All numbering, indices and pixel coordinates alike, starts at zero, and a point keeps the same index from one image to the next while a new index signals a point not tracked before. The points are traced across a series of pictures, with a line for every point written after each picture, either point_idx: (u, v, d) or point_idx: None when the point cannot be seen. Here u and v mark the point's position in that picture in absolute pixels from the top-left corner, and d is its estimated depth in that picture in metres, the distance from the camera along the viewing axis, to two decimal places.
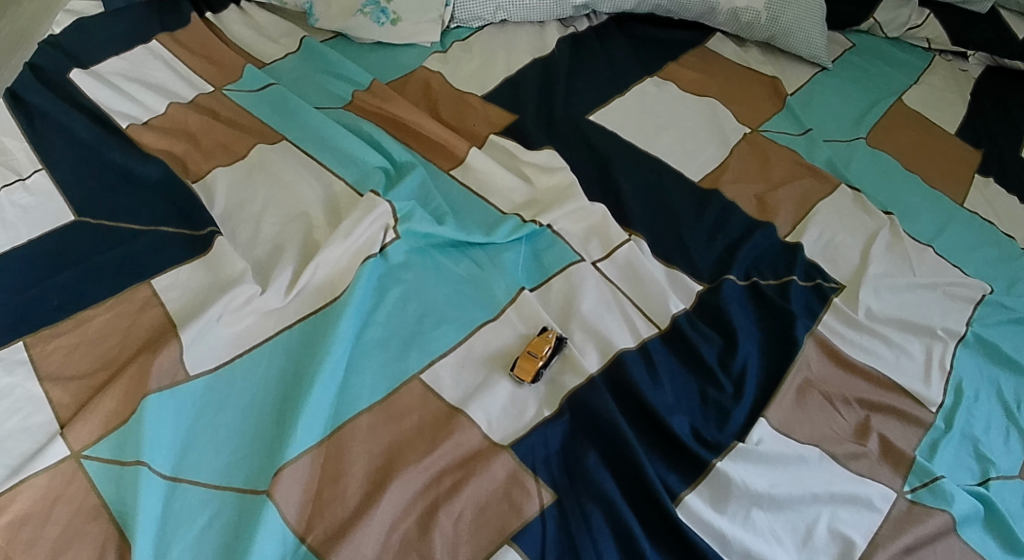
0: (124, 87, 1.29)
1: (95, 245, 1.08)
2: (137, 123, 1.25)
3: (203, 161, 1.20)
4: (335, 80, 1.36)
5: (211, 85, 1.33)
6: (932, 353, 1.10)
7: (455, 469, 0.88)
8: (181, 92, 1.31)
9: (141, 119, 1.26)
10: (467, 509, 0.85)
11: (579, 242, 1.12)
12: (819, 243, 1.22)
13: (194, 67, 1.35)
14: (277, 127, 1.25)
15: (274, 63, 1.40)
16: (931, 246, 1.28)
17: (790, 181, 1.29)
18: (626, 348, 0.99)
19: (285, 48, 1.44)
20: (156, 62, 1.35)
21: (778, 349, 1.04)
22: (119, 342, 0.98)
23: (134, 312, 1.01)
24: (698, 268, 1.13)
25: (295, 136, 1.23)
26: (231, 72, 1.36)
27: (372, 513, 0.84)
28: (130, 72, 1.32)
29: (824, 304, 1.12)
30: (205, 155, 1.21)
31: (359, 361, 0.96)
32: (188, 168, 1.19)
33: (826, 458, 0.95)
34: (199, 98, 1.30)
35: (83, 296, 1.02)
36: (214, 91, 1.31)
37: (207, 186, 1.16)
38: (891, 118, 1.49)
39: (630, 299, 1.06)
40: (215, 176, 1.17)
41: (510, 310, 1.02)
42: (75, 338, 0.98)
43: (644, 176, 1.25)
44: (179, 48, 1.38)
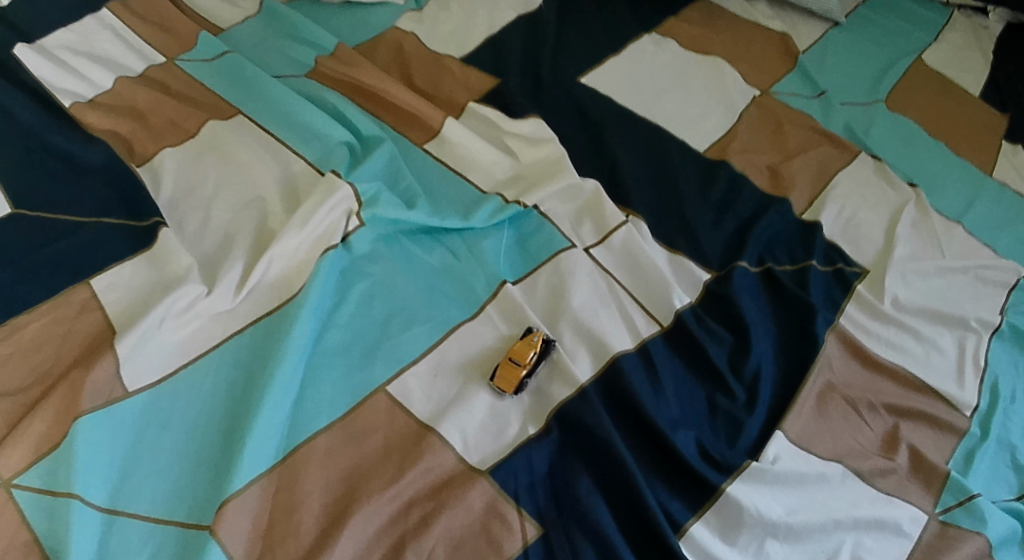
0: (71, 61, 1.14)
1: (30, 241, 0.94)
2: (82, 101, 1.10)
3: (150, 142, 1.06)
4: (298, 45, 1.22)
5: (163, 56, 1.18)
6: (965, 347, 0.98)
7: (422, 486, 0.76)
8: (132, 65, 1.16)
9: (87, 97, 1.11)
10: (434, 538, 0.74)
11: (570, 226, 0.99)
12: (838, 223, 1.08)
13: (145, 35, 1.20)
14: (233, 100, 1.11)
15: (232, 29, 1.26)
16: (961, 224, 1.15)
17: (806, 150, 1.16)
18: (624, 351, 0.86)
19: (244, 11, 1.29)
20: (105, 32, 1.19)
21: (795, 348, 0.92)
22: (55, 352, 0.86)
23: (71, 318, 0.88)
24: (705, 253, 0.99)
25: (252, 110, 1.09)
26: (186, 39, 1.21)
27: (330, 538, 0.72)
28: (78, 44, 1.17)
29: (846, 293, 0.99)
30: (154, 135, 1.07)
31: (318, 372, 0.84)
32: (134, 151, 1.05)
33: (849, 477, 0.84)
34: (151, 71, 1.15)
35: (15, 299, 0.89)
36: (166, 62, 1.17)
37: (154, 169, 1.03)
38: (912, 79, 1.35)
39: (629, 292, 0.93)
40: (163, 158, 1.03)
41: (490, 306, 0.90)
42: (6, 348, 0.86)
43: (643, 147, 1.11)
44: (129, 15, 1.22)
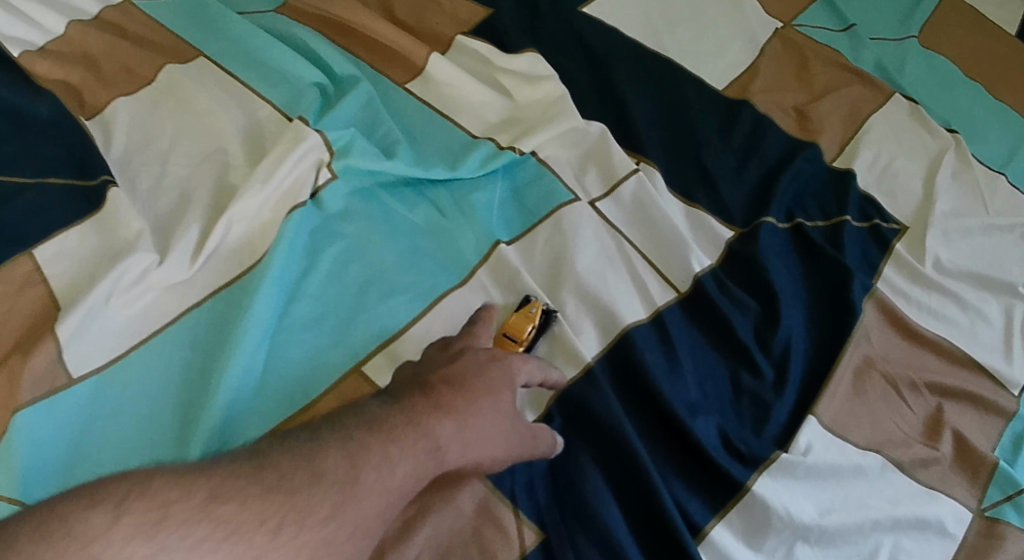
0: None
1: None
2: (34, 50, 0.95)
3: (103, 91, 0.93)
4: None
5: None
6: (1013, 317, 0.88)
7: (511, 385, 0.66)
8: (86, 6, 1.00)
9: (37, 46, 0.96)
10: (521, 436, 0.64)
11: (573, 175, 0.87)
12: (873, 170, 0.96)
13: None
14: (190, 39, 0.97)
15: None
16: (1004, 174, 1.04)
17: (836, 91, 1.02)
18: (636, 323, 0.75)
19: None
20: None
21: (830, 316, 0.80)
22: None
23: (9, 295, 0.75)
24: (727, 206, 0.86)
25: (214, 52, 0.95)
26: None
27: (479, 377, 0.63)
28: None
29: (884, 253, 0.89)
30: (108, 84, 0.94)
31: (285, 350, 0.72)
32: (84, 103, 0.92)
33: (888, 469, 0.73)
34: (106, 12, 1.00)
35: None
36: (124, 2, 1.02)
37: (106, 121, 0.90)
38: (945, 16, 1.23)
39: (640, 252, 0.81)
40: (115, 108, 0.91)
41: (482, 271, 0.78)
42: None
43: (656, 85, 0.96)
44: None
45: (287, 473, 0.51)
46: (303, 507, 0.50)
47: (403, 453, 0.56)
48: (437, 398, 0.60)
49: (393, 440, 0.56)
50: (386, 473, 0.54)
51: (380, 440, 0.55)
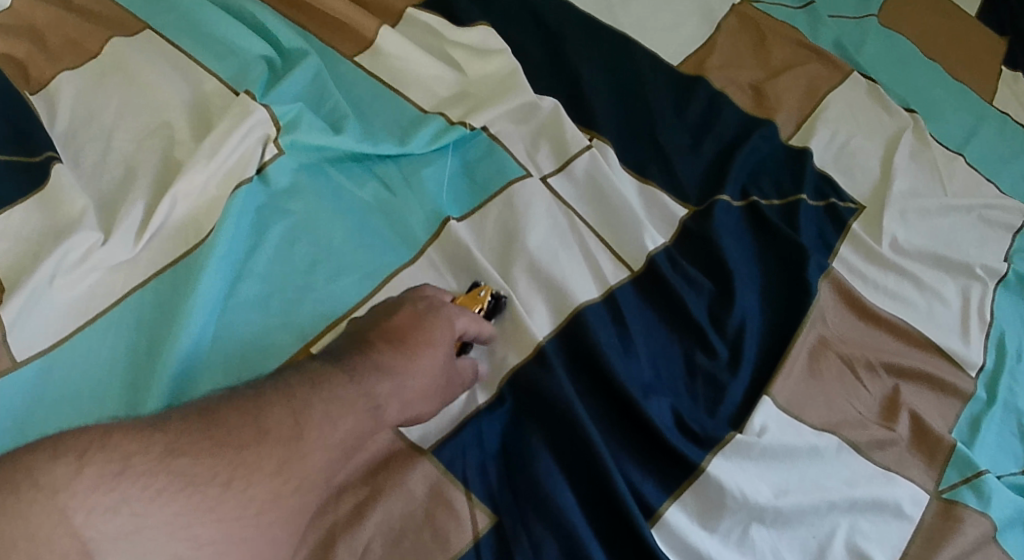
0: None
1: None
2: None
3: (47, 65, 0.90)
4: None
5: None
6: (970, 298, 0.88)
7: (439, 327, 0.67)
8: None
9: None
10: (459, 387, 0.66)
11: (526, 149, 0.85)
12: (829, 150, 0.95)
13: None
14: (141, 15, 0.93)
15: None
16: (962, 156, 1.04)
17: (793, 68, 1.01)
18: (589, 302, 0.73)
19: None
20: None
21: (785, 295, 0.79)
22: None
23: None
24: (681, 184, 0.85)
25: (161, 25, 0.92)
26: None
27: (420, 333, 0.65)
28: None
29: (840, 232, 0.88)
30: (54, 59, 0.90)
31: (231, 330, 0.70)
32: (29, 77, 0.89)
33: (845, 450, 0.73)
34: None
35: None
36: None
37: (51, 96, 0.87)
38: None
39: (592, 229, 0.79)
40: (59, 83, 0.87)
41: (431, 250, 0.76)
42: None
43: (608, 60, 0.93)
44: None
45: (233, 428, 0.54)
46: (251, 461, 0.53)
47: (345, 410, 0.58)
48: (376, 358, 0.62)
49: (336, 398, 0.58)
50: (329, 429, 0.57)
51: (323, 398, 0.58)
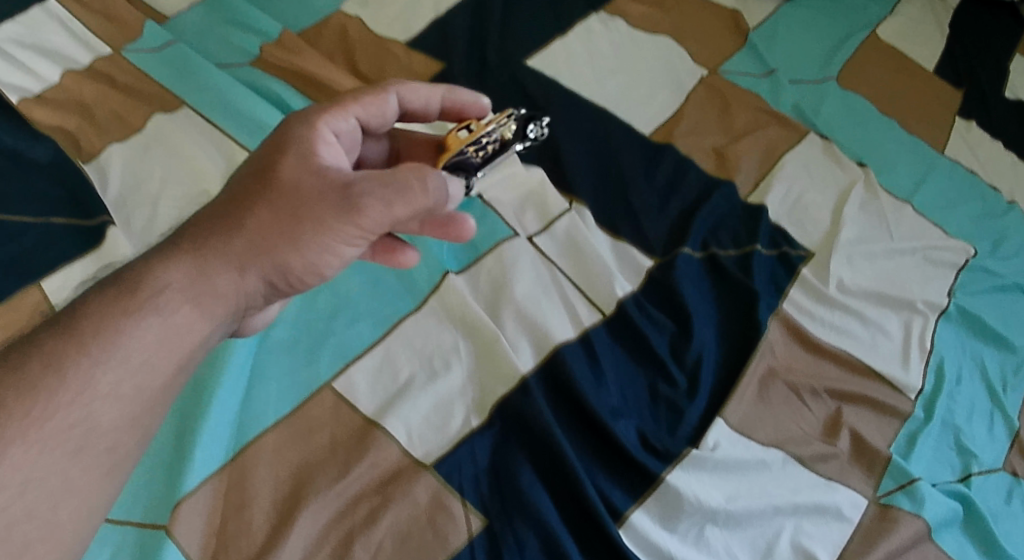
0: (16, 53, 1.09)
1: None
2: (30, 96, 1.06)
3: (97, 137, 1.03)
4: (239, 32, 1.18)
5: (109, 47, 1.13)
6: (911, 330, 1.00)
7: (350, 116, 0.78)
8: (77, 56, 1.12)
9: (32, 91, 1.07)
10: (345, 193, 0.70)
11: (512, 214, 0.98)
12: (785, 203, 1.09)
13: (93, 27, 1.15)
14: (176, 90, 1.09)
15: (176, 16, 1.21)
16: (910, 203, 1.16)
17: (753, 132, 1.15)
18: (566, 342, 0.86)
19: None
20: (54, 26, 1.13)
21: (738, 334, 0.93)
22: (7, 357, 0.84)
23: (22, 321, 0.87)
24: (648, 239, 0.99)
25: (195, 102, 1.07)
26: (129, 26, 1.17)
27: (233, 197, 0.72)
28: (24, 35, 1.11)
29: (790, 277, 1.01)
30: (102, 130, 1.04)
31: (265, 368, 0.84)
32: (81, 147, 1.03)
33: (789, 462, 0.85)
34: (97, 62, 1.11)
35: None
36: (112, 54, 1.12)
37: (102, 166, 1.01)
38: (869, 52, 1.36)
39: (570, 279, 0.93)
40: (110, 154, 1.02)
41: (433, 300, 0.89)
42: None
43: (586, 132, 1.08)
44: (80, 7, 1.16)
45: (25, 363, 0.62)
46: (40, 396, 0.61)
47: (140, 306, 0.65)
48: (184, 241, 0.70)
49: (130, 295, 0.66)
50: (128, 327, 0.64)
51: (122, 297, 0.66)
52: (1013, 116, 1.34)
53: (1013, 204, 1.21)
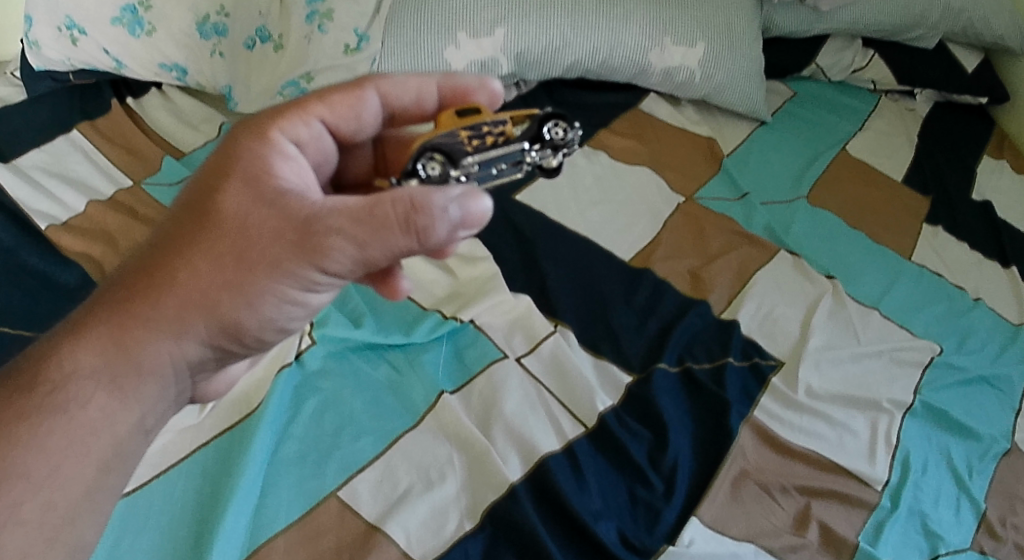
0: (45, 182, 1.24)
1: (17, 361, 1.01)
2: (58, 223, 1.19)
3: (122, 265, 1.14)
4: None
5: (129, 179, 1.27)
6: (877, 428, 1.08)
7: (315, 117, 0.83)
8: (101, 188, 1.25)
9: (61, 219, 1.20)
10: (306, 229, 0.75)
11: (502, 337, 1.06)
12: (756, 319, 1.17)
13: (114, 159, 1.30)
14: None
15: (192, 153, 1.34)
16: (877, 309, 1.24)
17: (726, 254, 1.24)
18: (552, 452, 0.95)
19: (205, 135, 1.38)
20: (77, 155, 1.30)
21: (711, 441, 1.01)
22: None
23: None
24: (627, 357, 1.08)
25: None
26: (151, 164, 1.30)
27: (171, 252, 0.77)
28: (51, 165, 1.28)
29: (761, 385, 1.09)
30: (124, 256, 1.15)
31: (275, 478, 0.92)
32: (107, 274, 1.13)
33: (761, 553, 0.92)
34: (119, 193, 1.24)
35: None
36: (132, 185, 1.26)
37: None
38: (836, 171, 1.47)
39: (555, 396, 1.01)
40: None
41: (429, 417, 0.97)
42: None
43: (570, 259, 1.18)
44: (100, 139, 1.33)
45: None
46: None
47: (60, 398, 0.74)
48: (116, 309, 0.77)
49: (54, 383, 0.74)
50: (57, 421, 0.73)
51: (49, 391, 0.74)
52: (977, 214, 1.46)
53: (977, 301, 1.30)
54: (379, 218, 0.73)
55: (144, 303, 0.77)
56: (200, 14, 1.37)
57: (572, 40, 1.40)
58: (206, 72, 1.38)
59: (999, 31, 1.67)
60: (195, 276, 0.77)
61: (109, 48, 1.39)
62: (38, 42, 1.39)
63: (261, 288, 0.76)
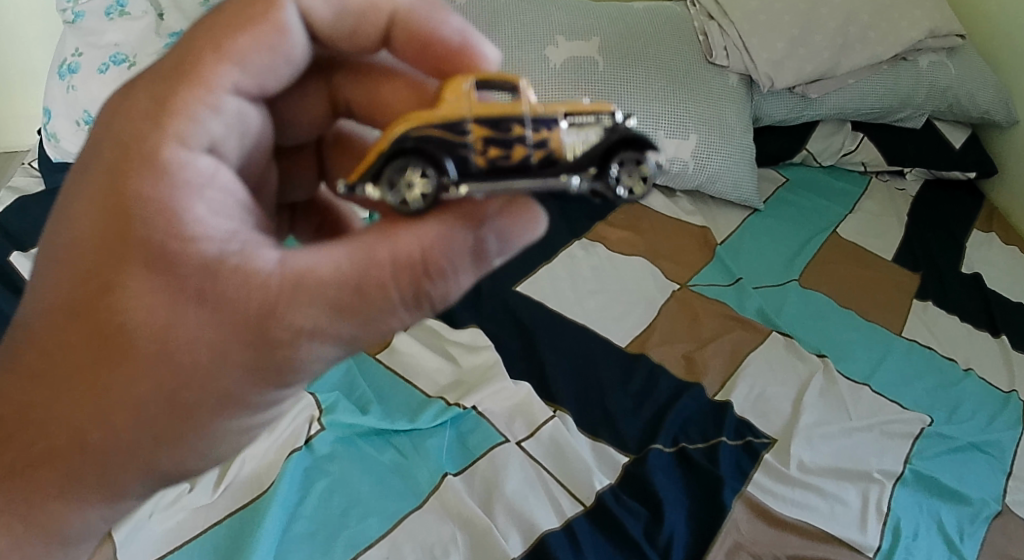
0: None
1: None
2: None
3: None
4: None
5: None
6: (868, 499, 1.12)
7: (225, 91, 0.75)
8: None
9: None
10: (259, 327, 0.71)
11: (503, 423, 1.13)
12: (749, 398, 1.23)
13: None
14: None
15: None
16: (868, 385, 1.28)
17: (720, 336, 1.31)
18: (551, 529, 1.01)
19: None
20: None
21: (704, 516, 1.06)
22: None
23: None
24: (624, 439, 1.15)
25: None
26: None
27: (88, 377, 0.71)
28: None
29: (753, 462, 1.14)
30: None
31: (286, 556, 0.98)
32: None
33: None
34: None
35: None
36: None
37: None
38: (827, 253, 1.53)
39: (555, 477, 1.08)
40: None
41: (433, 498, 1.04)
42: None
43: (570, 347, 1.26)
44: None
45: None
46: None
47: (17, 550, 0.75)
48: (46, 448, 0.73)
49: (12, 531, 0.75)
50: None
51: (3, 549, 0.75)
52: (967, 288, 1.51)
53: (968, 370, 1.34)
54: (382, 292, 0.72)
55: (75, 451, 0.73)
56: None
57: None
58: None
59: (985, 105, 1.72)
60: (120, 418, 0.72)
61: None
62: (57, 135, 1.45)
63: (207, 417, 0.73)
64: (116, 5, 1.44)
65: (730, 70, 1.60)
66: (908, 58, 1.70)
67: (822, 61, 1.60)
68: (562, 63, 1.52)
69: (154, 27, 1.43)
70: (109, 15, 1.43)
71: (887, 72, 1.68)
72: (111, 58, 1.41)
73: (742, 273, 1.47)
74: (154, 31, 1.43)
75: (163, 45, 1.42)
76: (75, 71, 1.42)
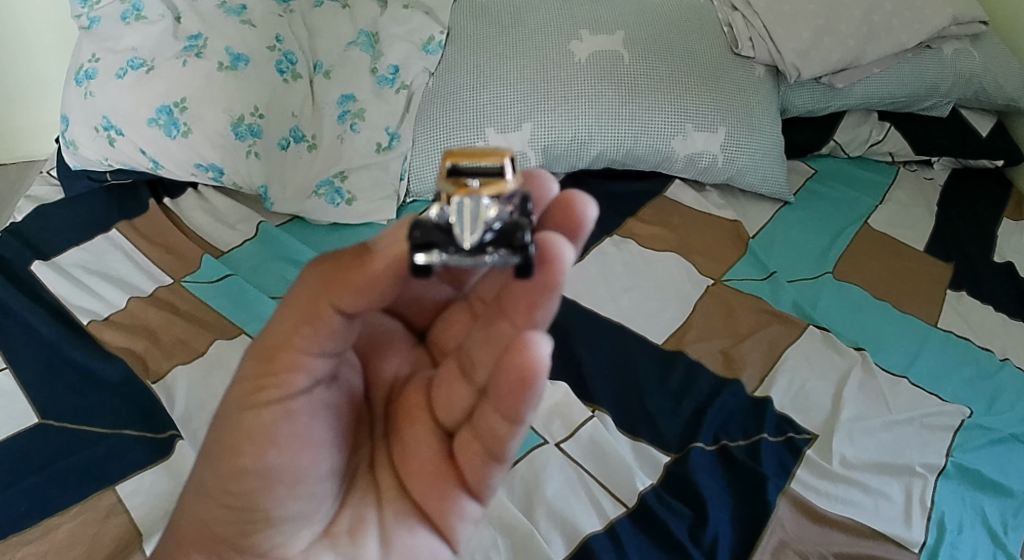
0: (86, 280, 1.31)
1: (65, 448, 1.09)
2: (99, 318, 1.25)
3: (163, 359, 1.20)
4: (292, 267, 1.37)
5: (168, 273, 1.33)
6: (912, 492, 1.10)
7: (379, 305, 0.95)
8: (140, 284, 1.31)
9: (102, 314, 1.26)
10: None
11: (541, 423, 1.12)
12: (788, 394, 1.21)
13: (153, 257, 1.36)
14: (235, 319, 1.26)
15: (232, 251, 1.39)
16: (907, 377, 1.26)
17: (756, 332, 1.29)
18: (593, 532, 1.00)
19: (242, 234, 1.42)
20: (115, 253, 1.36)
21: (749, 516, 1.05)
22: (86, 551, 1.00)
23: (99, 520, 1.02)
24: (664, 438, 1.13)
25: (254, 329, 1.24)
26: (189, 262, 1.36)
27: None
28: (90, 262, 1.34)
29: (797, 459, 1.12)
30: (165, 351, 1.21)
31: None
32: (149, 367, 1.19)
33: None
34: (158, 290, 1.30)
35: (49, 504, 1.03)
36: (172, 283, 1.31)
37: (168, 386, 1.16)
38: (860, 245, 1.51)
39: (595, 478, 1.07)
40: (175, 375, 1.17)
41: None
42: (43, 546, 1.00)
43: (606, 347, 1.24)
44: (135, 235, 1.39)
45: None
46: None
47: None
48: None
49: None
50: None
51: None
52: (1002, 277, 1.48)
53: (1005, 361, 1.31)
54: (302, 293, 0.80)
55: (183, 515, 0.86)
56: (235, 115, 1.39)
57: (597, 132, 1.48)
58: (242, 172, 1.41)
59: (1011, 93, 1.70)
60: None
61: (146, 149, 1.40)
62: (76, 143, 1.43)
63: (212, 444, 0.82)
64: (132, 9, 1.43)
65: (757, 61, 1.58)
66: (933, 46, 1.66)
67: (847, 51, 1.57)
68: (587, 57, 1.50)
69: (172, 30, 1.42)
70: (126, 19, 1.42)
71: (913, 60, 1.65)
72: (128, 62, 1.40)
73: (775, 267, 1.45)
74: (171, 35, 1.41)
75: (182, 48, 1.40)
76: (93, 76, 1.41)
